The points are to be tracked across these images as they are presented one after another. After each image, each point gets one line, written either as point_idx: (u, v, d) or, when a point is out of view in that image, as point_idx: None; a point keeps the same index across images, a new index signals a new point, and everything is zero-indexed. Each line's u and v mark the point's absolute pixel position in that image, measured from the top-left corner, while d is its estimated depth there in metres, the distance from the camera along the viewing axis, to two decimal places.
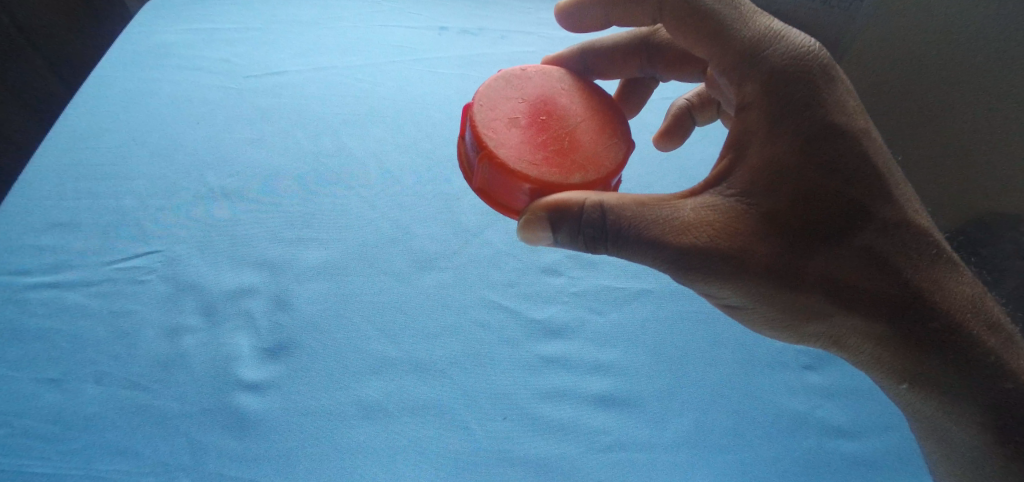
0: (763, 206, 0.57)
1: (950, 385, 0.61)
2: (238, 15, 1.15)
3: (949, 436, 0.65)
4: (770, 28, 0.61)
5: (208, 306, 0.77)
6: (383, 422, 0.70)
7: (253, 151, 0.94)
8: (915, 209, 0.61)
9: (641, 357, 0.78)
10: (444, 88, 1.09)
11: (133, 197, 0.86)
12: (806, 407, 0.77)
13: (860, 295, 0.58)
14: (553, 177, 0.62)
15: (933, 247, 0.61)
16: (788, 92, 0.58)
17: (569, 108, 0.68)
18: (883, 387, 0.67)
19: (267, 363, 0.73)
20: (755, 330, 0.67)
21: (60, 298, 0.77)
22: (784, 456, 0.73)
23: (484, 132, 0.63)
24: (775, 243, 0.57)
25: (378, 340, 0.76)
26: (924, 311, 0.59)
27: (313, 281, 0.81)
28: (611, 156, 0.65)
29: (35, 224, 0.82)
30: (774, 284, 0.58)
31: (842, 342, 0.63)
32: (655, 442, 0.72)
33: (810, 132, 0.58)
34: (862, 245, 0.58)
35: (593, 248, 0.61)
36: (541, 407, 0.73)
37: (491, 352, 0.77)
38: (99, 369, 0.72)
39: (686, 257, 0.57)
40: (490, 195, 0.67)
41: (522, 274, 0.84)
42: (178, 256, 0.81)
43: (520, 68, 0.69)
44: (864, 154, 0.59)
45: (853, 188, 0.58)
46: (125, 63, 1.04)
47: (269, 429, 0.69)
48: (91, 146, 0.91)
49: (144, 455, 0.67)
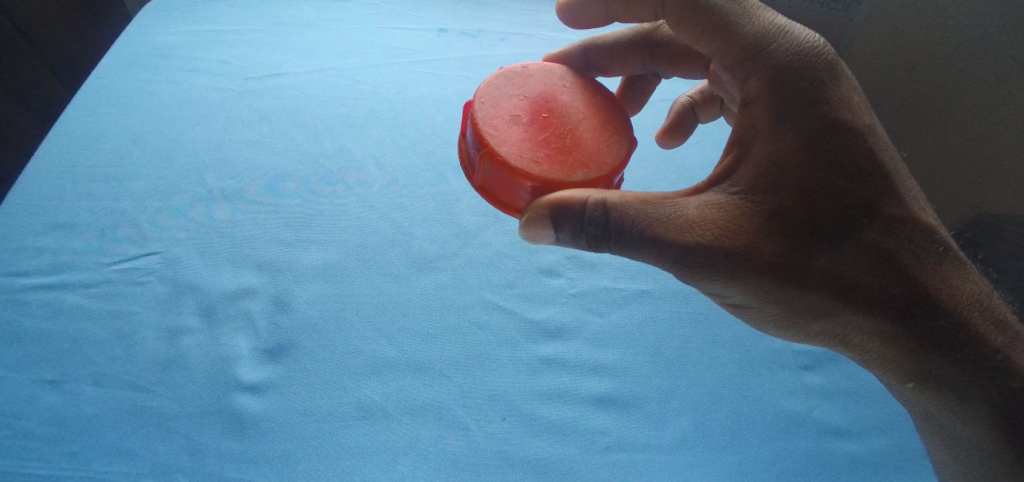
0: (769, 203, 0.56)
1: (960, 386, 0.60)
2: (238, 17, 1.15)
3: (957, 436, 0.64)
4: (774, 24, 0.60)
5: (207, 307, 0.77)
6: (380, 423, 0.70)
7: (252, 152, 0.94)
8: (921, 206, 0.60)
9: (642, 357, 0.78)
10: (444, 89, 1.08)
11: (131, 198, 0.86)
12: (806, 407, 0.76)
13: (866, 293, 0.57)
14: (554, 175, 0.61)
15: (939, 244, 0.60)
16: (793, 88, 0.57)
17: (571, 106, 0.67)
18: (891, 386, 0.66)
19: (265, 364, 0.73)
20: (761, 328, 0.66)
21: (60, 299, 0.76)
22: (784, 457, 0.72)
23: (485, 129, 0.62)
24: (781, 241, 0.56)
25: (377, 341, 0.76)
26: (931, 309, 0.58)
27: (311, 282, 0.80)
28: (613, 154, 0.65)
29: (34, 224, 0.82)
30: (779, 282, 0.57)
31: (849, 341, 0.62)
32: (656, 442, 0.71)
33: (816, 129, 0.57)
34: (869, 243, 0.57)
35: (596, 246, 0.60)
36: (540, 408, 0.72)
37: (490, 353, 0.76)
38: (96, 371, 0.71)
39: (689, 255, 0.56)
40: (491, 193, 0.66)
41: (521, 275, 0.84)
42: (178, 256, 0.81)
43: (521, 66, 0.69)
44: (870, 151, 0.58)
45: (858, 185, 0.57)
46: (125, 64, 1.03)
47: (268, 430, 0.68)
48: (91, 147, 0.91)
49: (142, 456, 0.66)
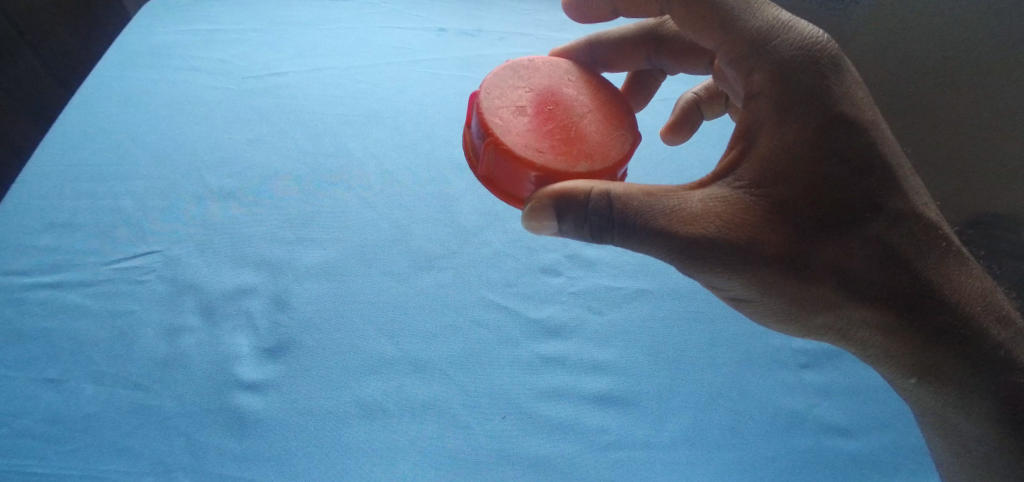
0: (774, 197, 0.56)
1: (962, 381, 0.59)
2: (236, 15, 1.15)
3: (960, 433, 0.64)
4: (778, 19, 0.60)
5: (208, 306, 0.77)
6: (382, 421, 0.69)
7: (252, 151, 0.94)
8: (924, 202, 0.60)
9: (642, 356, 0.77)
10: (444, 89, 1.08)
11: (130, 197, 0.86)
12: (805, 405, 0.76)
13: (870, 286, 0.57)
14: (560, 165, 0.61)
15: (942, 239, 0.60)
16: (799, 83, 0.57)
17: (577, 99, 0.67)
18: (894, 382, 0.66)
19: (267, 363, 0.72)
20: (765, 323, 0.66)
21: (58, 298, 0.76)
22: (785, 454, 0.72)
23: (491, 118, 0.62)
24: (785, 234, 0.56)
25: (378, 340, 0.75)
26: (935, 304, 0.58)
27: (312, 281, 0.80)
28: (617, 147, 0.65)
29: (33, 223, 0.82)
30: (783, 274, 0.57)
31: (851, 336, 0.62)
32: (655, 440, 0.71)
33: (821, 122, 0.56)
34: (873, 236, 0.57)
35: (600, 238, 0.60)
36: (540, 407, 0.72)
37: (492, 352, 0.76)
38: (97, 370, 0.71)
39: (694, 246, 0.56)
40: (495, 183, 0.66)
41: (521, 274, 0.84)
42: (178, 255, 0.81)
43: (528, 59, 0.69)
44: (874, 147, 0.58)
45: (864, 179, 0.57)
46: (123, 62, 1.03)
47: (268, 430, 0.68)
48: (90, 147, 0.91)
49: (143, 456, 0.66)
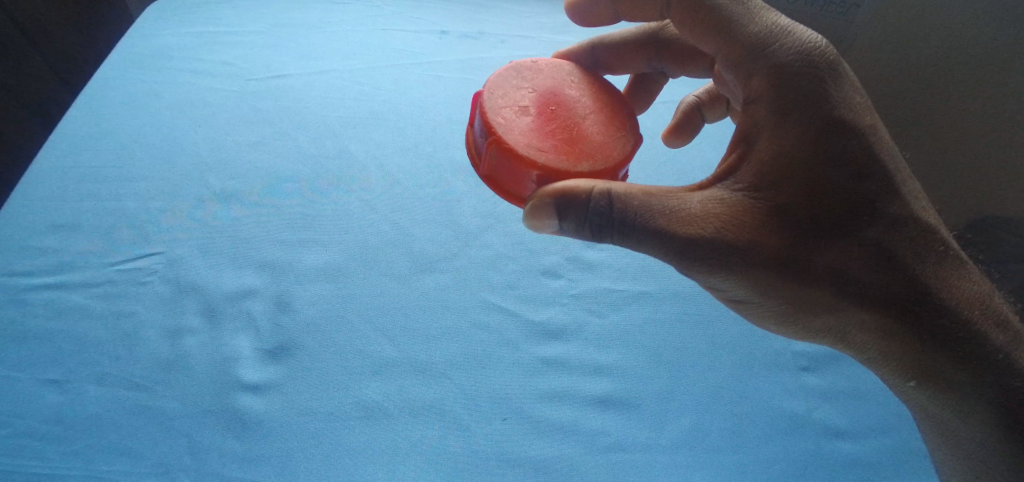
0: (773, 199, 0.56)
1: (960, 384, 0.60)
2: (238, 17, 1.15)
3: (958, 435, 0.64)
4: (777, 24, 0.60)
5: (209, 307, 0.77)
6: (383, 422, 0.70)
7: (254, 153, 0.94)
8: (923, 206, 0.61)
9: (642, 358, 0.77)
10: (445, 91, 1.08)
11: (133, 198, 0.86)
12: (805, 408, 0.76)
13: (868, 289, 0.58)
14: (562, 164, 0.61)
15: (940, 244, 0.60)
16: (798, 87, 0.57)
17: (579, 101, 0.67)
18: (892, 383, 0.66)
19: (268, 364, 0.73)
20: (764, 325, 0.67)
21: (61, 299, 0.76)
22: (784, 456, 0.72)
23: (494, 117, 0.63)
24: (785, 236, 0.56)
25: (378, 341, 0.76)
26: (933, 307, 0.58)
27: (313, 282, 0.80)
28: (619, 148, 0.65)
29: (35, 224, 0.82)
30: (782, 276, 0.57)
31: (850, 338, 0.63)
32: (655, 442, 0.71)
33: (820, 125, 0.57)
34: (871, 239, 0.57)
35: (600, 237, 0.61)
36: (540, 408, 0.72)
37: (492, 354, 0.76)
38: (98, 370, 0.71)
39: (693, 247, 0.56)
40: (496, 183, 0.66)
41: (521, 277, 0.84)
42: (180, 257, 0.81)
43: (531, 61, 0.69)
44: (873, 151, 0.58)
45: (863, 183, 0.57)
46: (126, 64, 1.04)
47: (269, 430, 0.68)
48: (93, 148, 0.91)
49: (144, 455, 0.66)
